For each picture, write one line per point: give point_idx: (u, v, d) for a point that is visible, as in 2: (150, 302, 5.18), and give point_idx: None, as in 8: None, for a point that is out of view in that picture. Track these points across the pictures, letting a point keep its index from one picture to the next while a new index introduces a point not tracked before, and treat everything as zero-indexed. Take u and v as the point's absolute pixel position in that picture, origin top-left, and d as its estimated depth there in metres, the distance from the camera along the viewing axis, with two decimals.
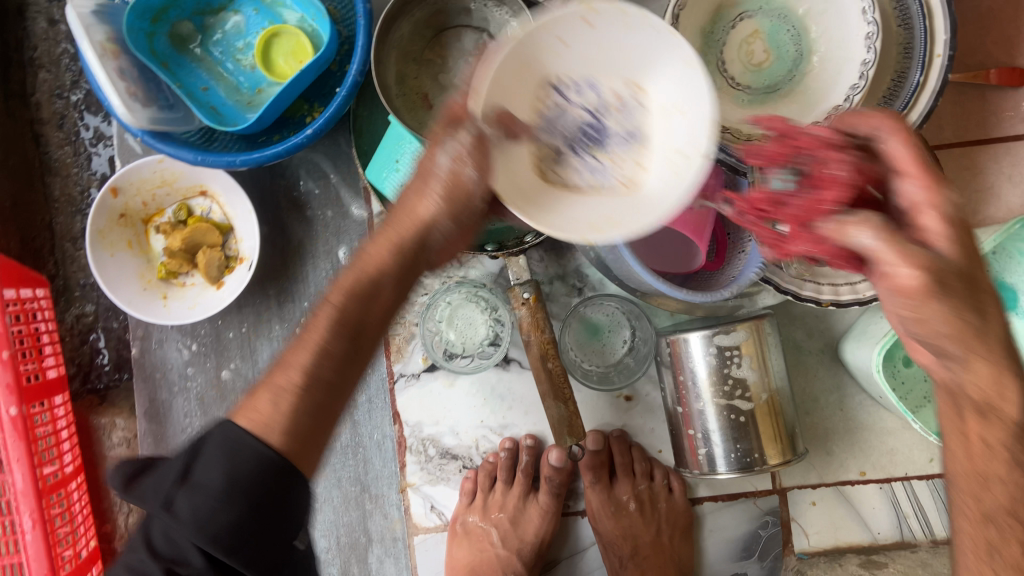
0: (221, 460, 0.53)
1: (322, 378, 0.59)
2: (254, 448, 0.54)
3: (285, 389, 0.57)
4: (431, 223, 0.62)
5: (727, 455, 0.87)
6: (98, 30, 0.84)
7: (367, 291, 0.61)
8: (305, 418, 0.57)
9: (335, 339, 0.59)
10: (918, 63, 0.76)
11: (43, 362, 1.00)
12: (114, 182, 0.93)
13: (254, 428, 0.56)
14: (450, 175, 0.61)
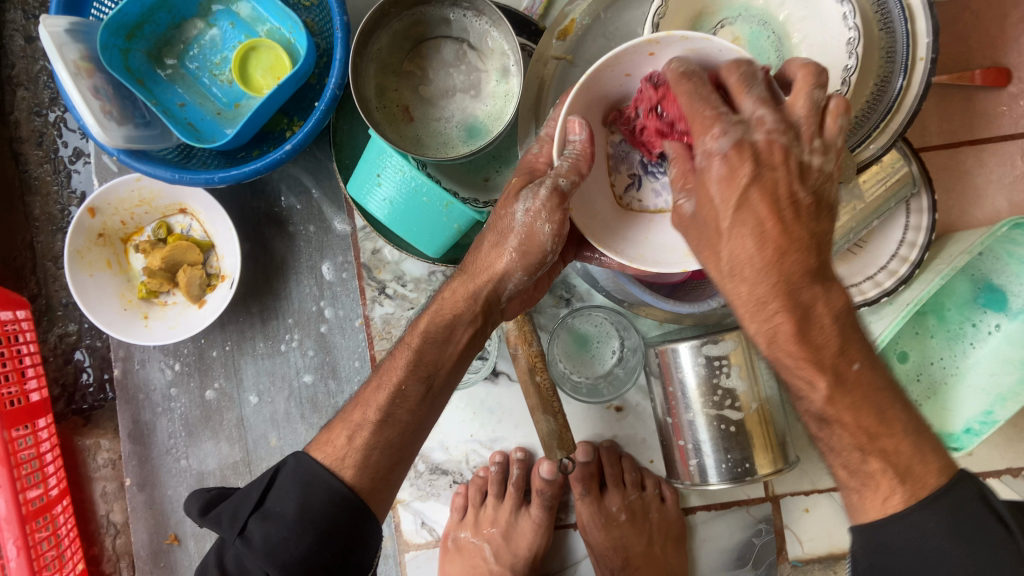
0: (301, 492, 0.66)
1: (396, 418, 0.70)
2: (329, 481, 0.67)
3: (362, 423, 0.69)
4: (506, 274, 0.70)
5: (718, 465, 0.87)
6: (71, 49, 0.83)
7: (441, 336, 0.72)
8: (376, 453, 0.69)
9: (410, 381, 0.71)
10: (901, 66, 0.76)
11: (26, 386, 0.98)
12: (91, 203, 0.92)
13: (330, 461, 0.68)
14: (524, 230, 0.66)
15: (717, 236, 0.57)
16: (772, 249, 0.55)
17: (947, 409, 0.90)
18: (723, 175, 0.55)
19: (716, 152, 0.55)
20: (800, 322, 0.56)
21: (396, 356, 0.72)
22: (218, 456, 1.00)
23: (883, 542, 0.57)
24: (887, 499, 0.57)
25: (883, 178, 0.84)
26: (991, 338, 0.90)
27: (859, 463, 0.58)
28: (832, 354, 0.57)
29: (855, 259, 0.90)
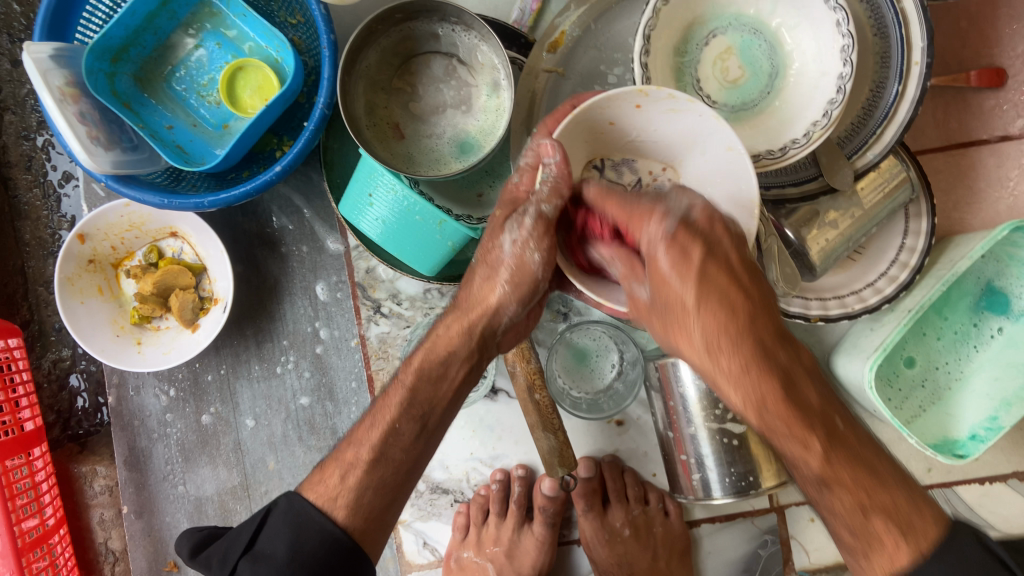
0: (292, 532, 0.64)
1: (389, 456, 0.68)
2: (321, 522, 0.65)
3: (355, 462, 0.67)
4: (500, 306, 0.69)
5: (722, 479, 0.86)
6: (57, 75, 0.81)
7: (437, 372, 0.70)
8: (370, 493, 0.66)
9: (404, 419, 0.68)
10: (896, 72, 0.75)
11: (19, 415, 0.96)
12: (80, 229, 0.91)
13: (322, 501, 0.66)
14: (513, 260, 0.67)
15: (682, 318, 0.60)
16: (731, 334, 0.58)
17: (951, 416, 0.89)
18: (675, 258, 0.59)
19: (662, 236, 0.60)
20: (782, 389, 0.58)
21: (390, 394, 0.70)
22: (215, 481, 0.99)
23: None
24: (894, 555, 0.57)
25: (880, 185, 0.82)
26: (993, 342, 0.89)
27: (862, 521, 0.58)
28: (816, 411, 0.59)
29: (855, 266, 0.89)
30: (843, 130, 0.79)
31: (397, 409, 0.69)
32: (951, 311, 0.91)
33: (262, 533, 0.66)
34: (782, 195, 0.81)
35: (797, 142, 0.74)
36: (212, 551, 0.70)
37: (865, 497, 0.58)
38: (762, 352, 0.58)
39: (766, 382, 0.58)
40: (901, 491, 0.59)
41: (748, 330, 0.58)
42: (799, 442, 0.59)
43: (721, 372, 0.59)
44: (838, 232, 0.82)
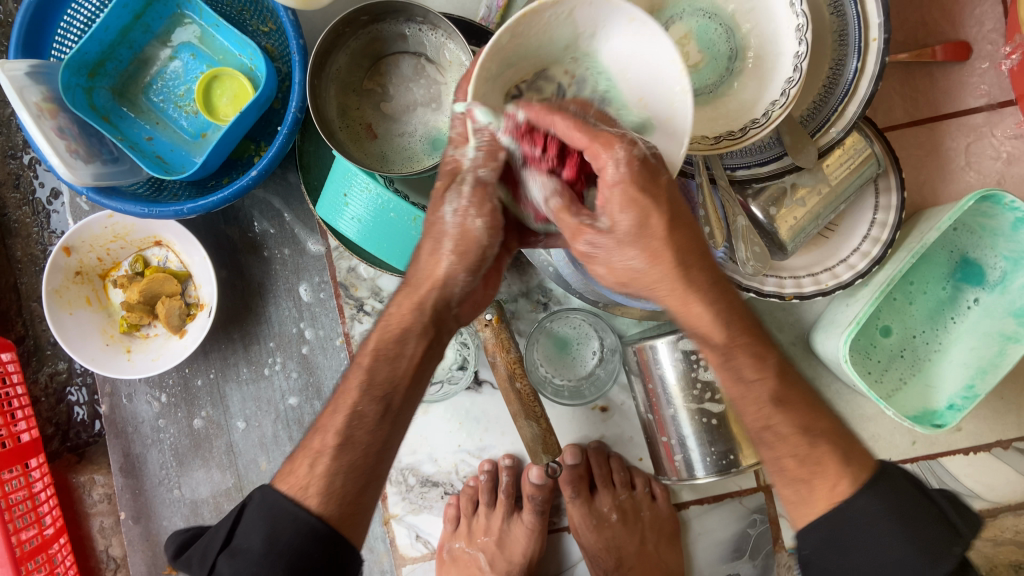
0: (269, 526, 0.64)
1: (355, 440, 0.67)
2: (295, 512, 0.64)
3: (323, 450, 0.67)
4: (448, 278, 0.68)
5: (703, 458, 0.87)
6: (34, 92, 0.83)
7: (393, 353, 0.70)
8: (340, 477, 0.66)
9: (365, 401, 0.68)
10: (855, 48, 0.76)
11: (15, 427, 0.98)
12: (65, 242, 0.92)
13: (294, 492, 0.66)
14: (456, 229, 0.66)
15: (633, 239, 0.61)
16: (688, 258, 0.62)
17: (931, 387, 0.90)
18: (643, 181, 0.59)
19: (627, 159, 0.59)
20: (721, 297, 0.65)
21: (349, 379, 0.69)
22: (209, 483, 1.01)
23: (833, 536, 0.62)
24: (834, 485, 0.62)
25: (847, 161, 0.83)
26: (971, 312, 0.89)
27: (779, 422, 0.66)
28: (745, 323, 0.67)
29: (828, 242, 0.89)
30: (805, 108, 0.80)
31: (358, 392, 0.69)
32: (928, 281, 0.92)
33: (240, 528, 0.65)
34: (750, 175, 0.81)
35: (756, 122, 0.75)
36: (193, 549, 0.69)
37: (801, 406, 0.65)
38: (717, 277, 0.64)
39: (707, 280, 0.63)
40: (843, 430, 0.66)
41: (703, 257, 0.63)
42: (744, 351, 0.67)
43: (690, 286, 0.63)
44: (806, 209, 0.83)
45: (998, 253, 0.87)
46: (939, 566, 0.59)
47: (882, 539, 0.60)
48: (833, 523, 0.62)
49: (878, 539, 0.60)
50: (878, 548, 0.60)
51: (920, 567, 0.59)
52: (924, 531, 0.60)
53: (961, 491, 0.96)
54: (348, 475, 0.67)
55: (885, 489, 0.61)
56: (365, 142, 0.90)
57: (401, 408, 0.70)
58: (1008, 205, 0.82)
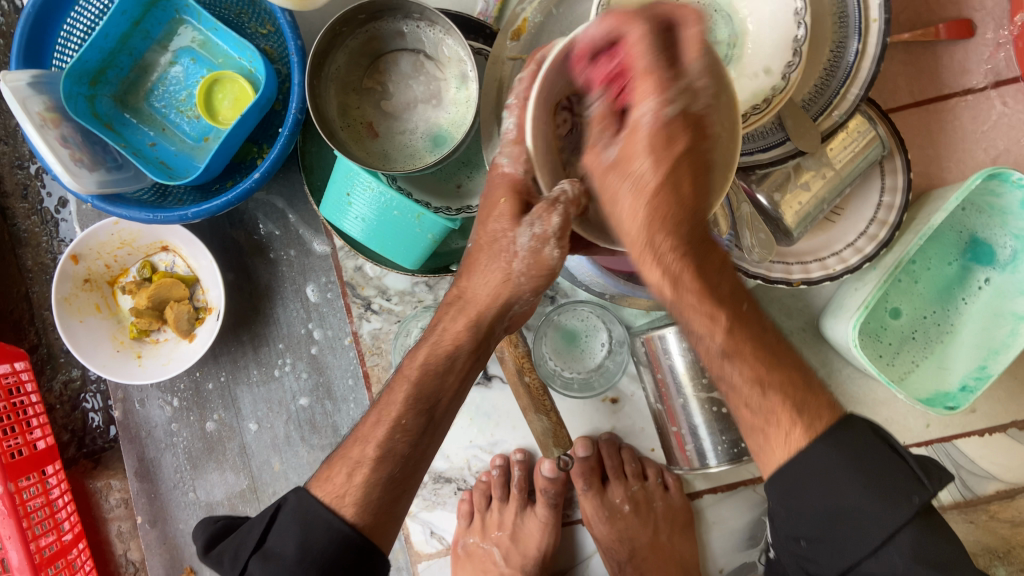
0: (302, 533, 0.66)
1: (397, 453, 0.69)
2: (329, 520, 0.66)
3: (362, 460, 0.68)
4: (513, 293, 0.68)
5: (715, 447, 0.87)
6: (36, 102, 0.83)
7: (443, 366, 0.70)
8: (376, 489, 0.68)
9: (411, 414, 0.70)
10: (855, 29, 0.75)
11: (30, 435, 0.99)
12: (73, 250, 0.93)
13: (330, 498, 0.68)
14: (529, 254, 0.64)
15: (636, 185, 0.59)
16: (669, 223, 0.59)
17: (943, 368, 0.89)
18: (657, 140, 0.57)
19: (655, 113, 0.57)
20: (697, 269, 0.62)
21: (396, 390, 0.71)
22: (224, 485, 1.01)
23: (788, 485, 0.63)
24: (790, 433, 0.63)
25: (849, 146, 0.82)
26: (982, 293, 0.89)
27: (760, 398, 0.64)
28: (726, 295, 0.65)
29: (834, 227, 0.89)
30: (806, 93, 0.79)
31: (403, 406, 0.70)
32: (937, 261, 0.91)
33: (272, 530, 0.68)
34: (752, 162, 0.80)
35: (758, 108, 0.74)
36: (225, 545, 0.71)
37: (764, 372, 0.64)
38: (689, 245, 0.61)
39: (688, 262, 0.62)
40: (802, 378, 0.65)
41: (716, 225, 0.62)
42: (706, 316, 0.63)
43: (648, 246, 0.60)
44: (811, 194, 0.82)
45: (1009, 232, 0.86)
46: (900, 512, 0.59)
47: (834, 486, 0.61)
48: (788, 471, 0.63)
49: (834, 484, 0.61)
50: (834, 493, 0.61)
51: (880, 515, 0.59)
52: (884, 480, 0.60)
53: (978, 473, 0.96)
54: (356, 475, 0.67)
55: (843, 439, 0.62)
56: (366, 140, 0.90)
57: (442, 416, 0.73)
58: (1015, 182, 0.82)
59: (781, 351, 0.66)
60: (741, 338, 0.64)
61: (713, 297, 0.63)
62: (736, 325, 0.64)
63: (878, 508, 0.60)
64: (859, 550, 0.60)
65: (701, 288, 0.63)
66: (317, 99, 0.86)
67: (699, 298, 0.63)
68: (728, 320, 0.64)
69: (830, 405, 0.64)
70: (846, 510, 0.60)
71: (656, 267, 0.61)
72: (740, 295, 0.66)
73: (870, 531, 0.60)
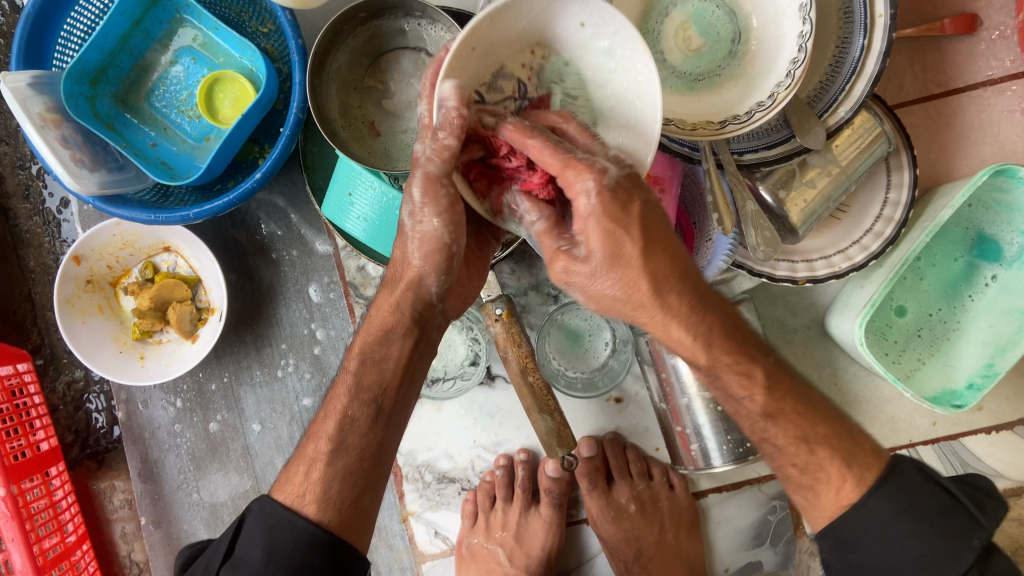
0: (268, 536, 0.66)
1: (349, 444, 0.69)
2: (293, 521, 0.67)
3: (316, 456, 0.69)
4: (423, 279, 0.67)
5: (720, 447, 0.86)
6: (36, 102, 0.83)
7: (377, 355, 0.71)
8: (337, 483, 0.68)
9: (354, 406, 0.70)
10: (860, 25, 0.74)
11: (33, 436, 0.99)
12: (75, 251, 0.93)
13: (291, 499, 0.68)
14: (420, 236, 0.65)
15: (606, 272, 0.60)
16: (672, 284, 0.61)
17: (950, 366, 0.88)
18: (613, 213, 0.58)
19: (598, 190, 0.58)
20: (723, 327, 0.65)
21: (340, 384, 0.72)
22: (228, 486, 1.01)
23: (848, 540, 0.68)
24: (840, 489, 0.68)
25: (856, 142, 0.81)
26: (988, 290, 0.88)
27: (806, 454, 0.68)
28: (754, 347, 0.68)
29: (840, 224, 0.88)
30: (812, 89, 0.79)
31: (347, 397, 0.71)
32: (941, 258, 0.91)
33: (240, 539, 0.68)
34: (757, 160, 0.80)
35: (762, 105, 0.73)
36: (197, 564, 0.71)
37: (808, 428, 0.68)
38: (705, 298, 0.63)
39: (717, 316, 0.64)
40: (845, 429, 0.69)
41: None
42: (743, 374, 0.66)
43: (664, 313, 0.62)
44: (816, 190, 0.82)
45: (1015, 229, 0.86)
46: (960, 558, 0.64)
47: (897, 540, 0.66)
48: (847, 527, 0.68)
49: (895, 537, 0.66)
50: (893, 547, 0.66)
51: (943, 560, 0.64)
52: (939, 523, 0.65)
53: (986, 472, 0.95)
54: None
55: (896, 489, 0.67)
56: (366, 140, 0.90)
57: (393, 409, 0.72)
58: (1022, 179, 0.81)
59: (815, 400, 0.70)
60: (781, 394, 0.67)
61: (745, 353, 0.66)
62: (773, 380, 0.67)
63: (940, 552, 0.65)
64: None
65: (730, 341, 0.65)
66: (317, 100, 0.85)
67: (736, 357, 0.66)
68: (764, 377, 0.67)
69: (875, 454, 0.69)
70: (912, 557, 0.65)
71: (684, 332, 0.63)
72: (767, 348, 0.69)
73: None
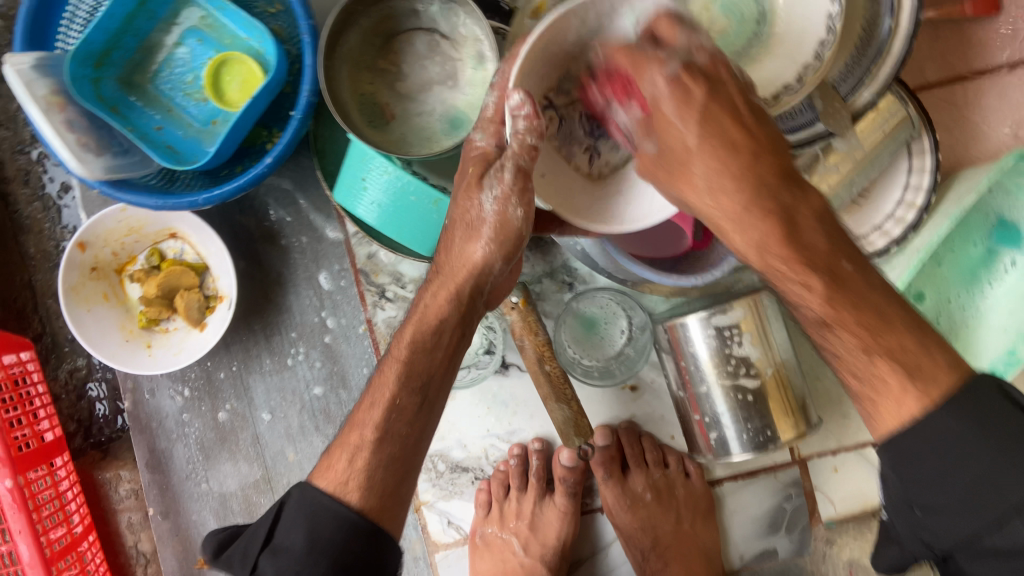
0: (308, 522, 0.63)
1: (396, 433, 0.67)
2: (335, 508, 0.63)
3: (361, 445, 0.66)
4: (485, 263, 0.67)
5: (739, 436, 0.85)
6: (40, 85, 0.80)
7: (429, 343, 0.69)
8: (381, 470, 0.66)
9: (404, 393, 0.68)
10: (888, 5, 0.72)
11: (38, 427, 0.97)
12: (80, 238, 0.91)
13: (333, 486, 0.65)
14: (496, 218, 0.65)
15: (669, 158, 0.59)
16: (731, 180, 0.58)
17: (969, 353, 0.88)
18: (679, 101, 0.57)
19: (663, 80, 0.57)
20: (787, 227, 0.58)
21: (386, 371, 0.69)
22: (237, 476, 1.00)
23: (908, 450, 0.56)
24: (901, 400, 0.57)
25: (882, 124, 0.80)
26: (1008, 276, 0.87)
27: (866, 363, 0.58)
28: (824, 253, 0.58)
29: (860, 211, 0.87)
30: (838, 69, 0.76)
31: (396, 385, 0.68)
32: (961, 243, 0.89)
33: (278, 526, 0.64)
34: (780, 144, 0.78)
35: (790, 88, 0.72)
36: (233, 548, 0.67)
37: (870, 338, 0.58)
38: (769, 195, 0.58)
39: (775, 219, 0.58)
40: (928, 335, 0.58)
41: (781, 182, 0.58)
42: (803, 283, 0.58)
43: (718, 211, 0.59)
44: (840, 175, 0.81)
45: None
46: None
47: (968, 458, 0.54)
48: (904, 437, 0.56)
49: (959, 452, 0.54)
50: (955, 461, 0.54)
51: (1007, 475, 0.53)
52: (1012, 432, 0.53)
53: None
54: (376, 465, 0.66)
55: (967, 403, 0.55)
56: (377, 126, 0.87)
57: (437, 396, 0.70)
58: None
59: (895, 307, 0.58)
60: (842, 304, 0.58)
61: (807, 258, 0.58)
62: (836, 288, 0.58)
63: (1006, 465, 0.53)
64: (980, 521, 0.54)
65: (794, 244, 0.58)
66: (332, 85, 0.84)
67: (792, 263, 0.58)
68: (824, 284, 0.58)
69: (953, 367, 0.57)
70: (966, 483, 0.54)
71: (737, 234, 0.60)
72: (842, 251, 0.59)
73: (998, 497, 0.53)
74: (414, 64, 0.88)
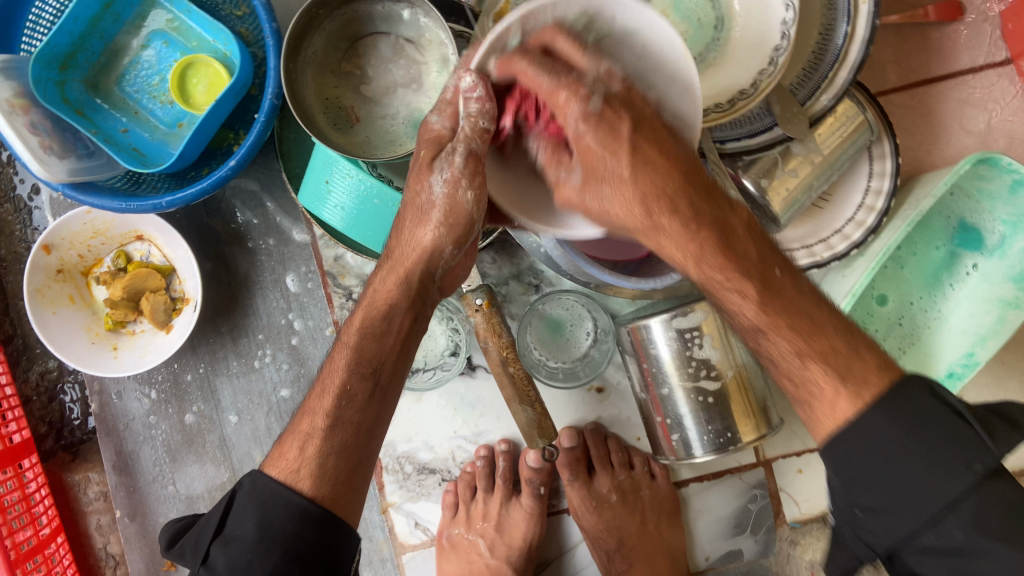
0: (259, 511, 0.63)
1: (347, 420, 0.67)
2: (286, 496, 0.64)
3: (312, 432, 0.67)
4: (434, 247, 0.66)
5: (701, 437, 0.86)
6: (3, 87, 0.80)
7: (379, 330, 0.69)
8: (332, 458, 0.66)
9: (355, 380, 0.68)
10: (844, 12, 0.73)
11: (6, 429, 0.97)
12: (45, 240, 0.91)
13: (284, 475, 0.66)
14: (444, 201, 0.63)
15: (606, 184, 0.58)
16: (665, 201, 0.58)
17: (930, 354, 0.89)
18: (602, 135, 0.56)
19: (585, 116, 0.56)
20: (721, 240, 0.59)
21: (336, 358, 0.69)
22: (204, 478, 1.00)
23: (846, 453, 0.56)
24: (835, 403, 0.57)
25: (840, 129, 0.80)
26: (970, 278, 0.88)
27: (799, 366, 0.58)
28: (756, 262, 0.59)
29: (821, 214, 0.88)
30: (794, 76, 0.77)
31: (346, 371, 0.69)
32: (923, 246, 0.90)
33: (229, 516, 0.65)
34: (740, 148, 0.79)
35: (744, 93, 0.73)
36: (185, 538, 0.68)
37: (804, 343, 0.58)
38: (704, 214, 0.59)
39: (709, 235, 0.58)
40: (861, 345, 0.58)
41: (706, 214, 0.59)
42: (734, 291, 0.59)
43: (655, 230, 0.59)
44: (799, 179, 0.81)
45: (997, 217, 0.86)
46: (958, 481, 0.52)
47: (899, 462, 0.54)
48: (841, 441, 0.56)
49: (892, 458, 0.54)
50: (890, 464, 0.54)
51: (938, 483, 0.53)
52: (946, 442, 0.53)
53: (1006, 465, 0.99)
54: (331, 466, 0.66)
55: (898, 402, 0.55)
56: (339, 127, 0.87)
57: (391, 382, 0.71)
58: (1005, 168, 0.81)
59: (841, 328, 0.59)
60: (774, 309, 0.58)
61: (738, 267, 0.58)
62: (769, 296, 0.58)
63: (935, 473, 0.53)
64: (915, 519, 0.54)
65: (726, 253, 0.58)
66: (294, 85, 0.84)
67: (723, 272, 0.59)
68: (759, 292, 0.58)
69: (881, 369, 0.57)
70: (910, 485, 0.54)
71: (675, 247, 0.59)
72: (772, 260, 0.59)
73: (929, 499, 0.53)
74: (379, 65, 0.88)
